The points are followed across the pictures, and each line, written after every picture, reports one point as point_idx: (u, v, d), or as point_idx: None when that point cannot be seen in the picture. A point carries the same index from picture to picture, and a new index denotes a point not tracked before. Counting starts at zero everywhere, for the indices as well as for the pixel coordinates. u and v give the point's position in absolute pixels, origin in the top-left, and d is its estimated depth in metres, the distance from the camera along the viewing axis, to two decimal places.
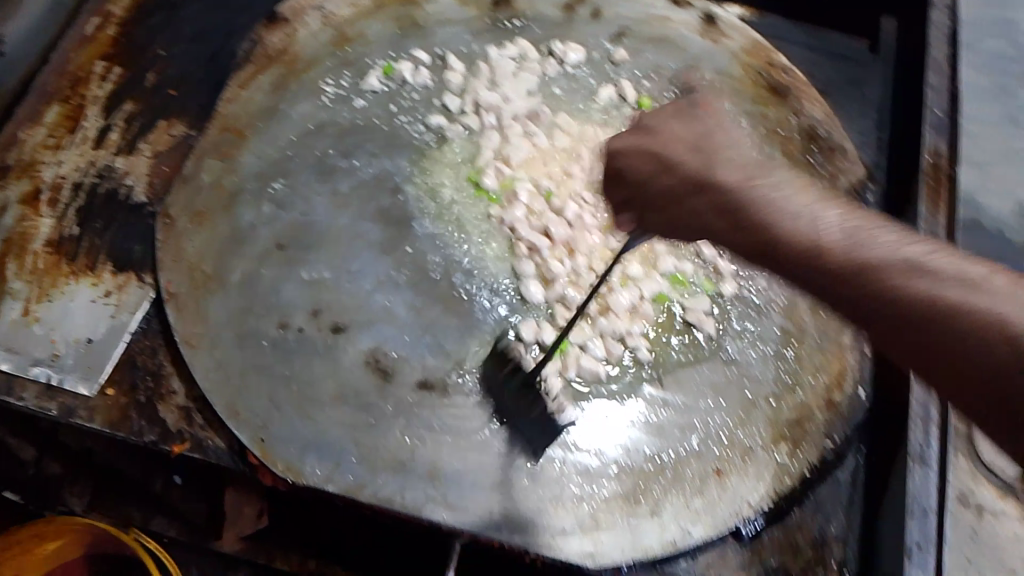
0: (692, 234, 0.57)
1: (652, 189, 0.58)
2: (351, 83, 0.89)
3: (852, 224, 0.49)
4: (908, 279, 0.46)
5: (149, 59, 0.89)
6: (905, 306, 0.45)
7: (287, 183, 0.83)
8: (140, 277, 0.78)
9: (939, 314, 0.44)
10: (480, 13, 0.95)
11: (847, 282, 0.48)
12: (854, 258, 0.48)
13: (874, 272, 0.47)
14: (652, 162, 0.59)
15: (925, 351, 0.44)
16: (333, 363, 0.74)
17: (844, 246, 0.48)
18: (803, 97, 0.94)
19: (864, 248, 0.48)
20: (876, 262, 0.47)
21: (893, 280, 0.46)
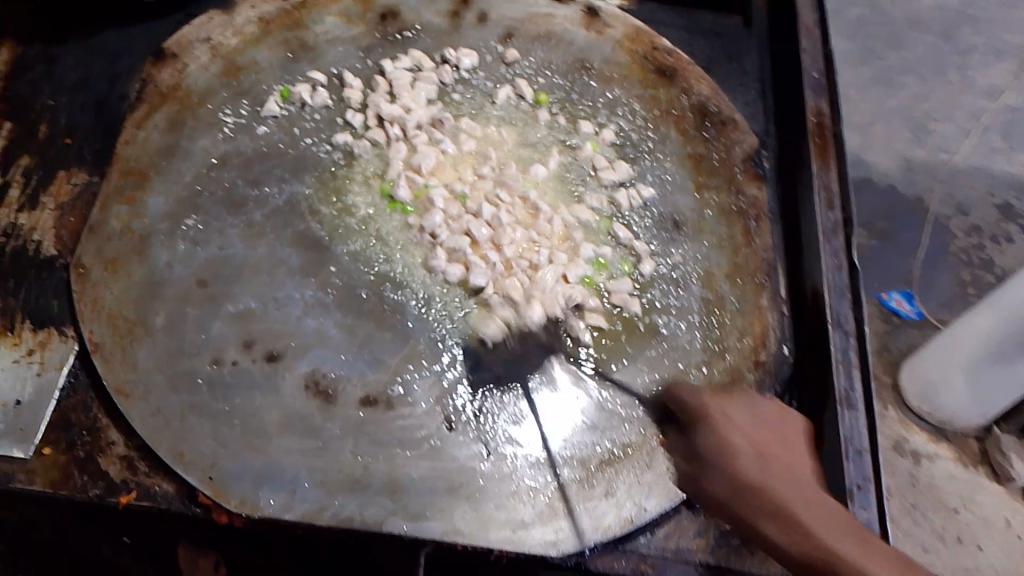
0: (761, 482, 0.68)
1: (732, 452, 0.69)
2: (250, 112, 0.89)
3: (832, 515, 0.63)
4: (838, 565, 0.59)
5: (37, 111, 0.86)
6: None
7: (200, 219, 0.82)
8: (62, 332, 0.75)
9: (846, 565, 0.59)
10: (367, 29, 0.96)
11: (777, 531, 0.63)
12: (820, 538, 0.61)
13: (792, 510, 0.63)
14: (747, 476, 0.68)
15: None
16: (274, 393, 0.74)
17: (817, 536, 0.61)
18: (688, 76, 0.97)
19: (832, 548, 0.60)
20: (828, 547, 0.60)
21: (820, 548, 0.61)
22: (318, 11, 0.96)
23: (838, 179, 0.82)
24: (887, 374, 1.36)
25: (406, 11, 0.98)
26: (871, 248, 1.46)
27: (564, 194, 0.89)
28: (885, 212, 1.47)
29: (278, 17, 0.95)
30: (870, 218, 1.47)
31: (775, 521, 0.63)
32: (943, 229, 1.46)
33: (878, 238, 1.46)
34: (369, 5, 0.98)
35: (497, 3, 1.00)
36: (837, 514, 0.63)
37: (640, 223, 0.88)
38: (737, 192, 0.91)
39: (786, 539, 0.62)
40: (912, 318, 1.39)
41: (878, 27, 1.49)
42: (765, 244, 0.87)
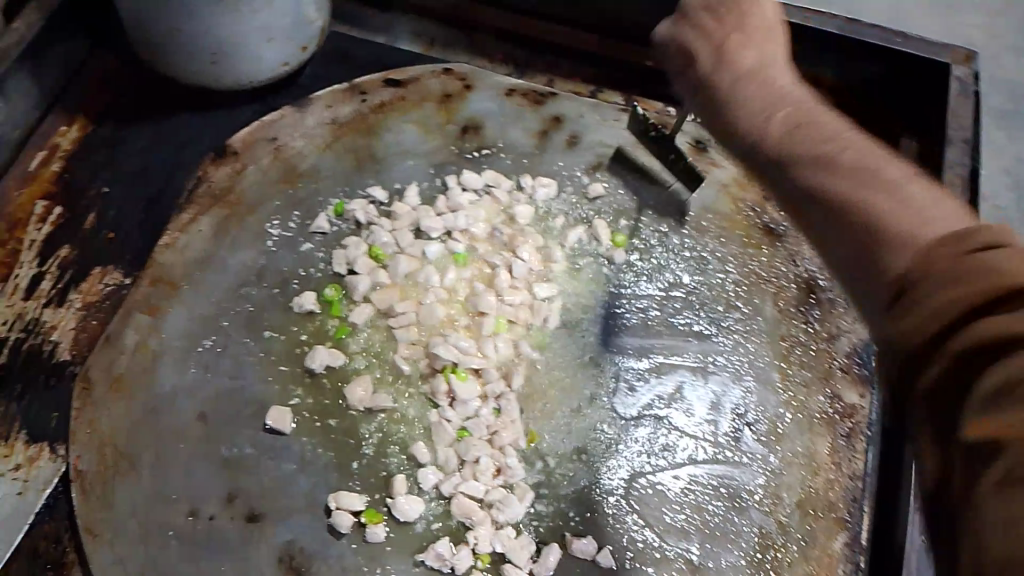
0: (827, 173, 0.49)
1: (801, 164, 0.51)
2: (299, 225, 0.83)
3: (857, 161, 0.49)
4: (894, 255, 0.43)
5: (89, 199, 0.84)
6: (854, 226, 0.46)
7: (217, 342, 0.76)
8: (53, 451, 0.73)
9: (863, 219, 0.46)
10: (444, 142, 0.88)
11: (793, 177, 0.51)
12: (864, 167, 0.48)
13: (824, 189, 0.48)
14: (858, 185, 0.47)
15: (875, 254, 0.44)
16: (245, 562, 0.67)
17: (851, 196, 0.47)
18: (799, 240, 0.84)
19: (879, 266, 0.44)
20: (853, 195, 0.47)
21: (858, 199, 0.47)
22: (395, 117, 0.89)
23: None
24: None
25: (489, 126, 0.89)
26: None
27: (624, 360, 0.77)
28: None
29: (352, 120, 0.88)
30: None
31: (805, 128, 0.53)
32: None
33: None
34: (450, 114, 0.89)
35: (593, 125, 0.90)
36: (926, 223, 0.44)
37: (703, 418, 0.74)
38: (832, 394, 0.76)
39: (813, 150, 0.51)
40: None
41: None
42: (853, 473, 0.72)
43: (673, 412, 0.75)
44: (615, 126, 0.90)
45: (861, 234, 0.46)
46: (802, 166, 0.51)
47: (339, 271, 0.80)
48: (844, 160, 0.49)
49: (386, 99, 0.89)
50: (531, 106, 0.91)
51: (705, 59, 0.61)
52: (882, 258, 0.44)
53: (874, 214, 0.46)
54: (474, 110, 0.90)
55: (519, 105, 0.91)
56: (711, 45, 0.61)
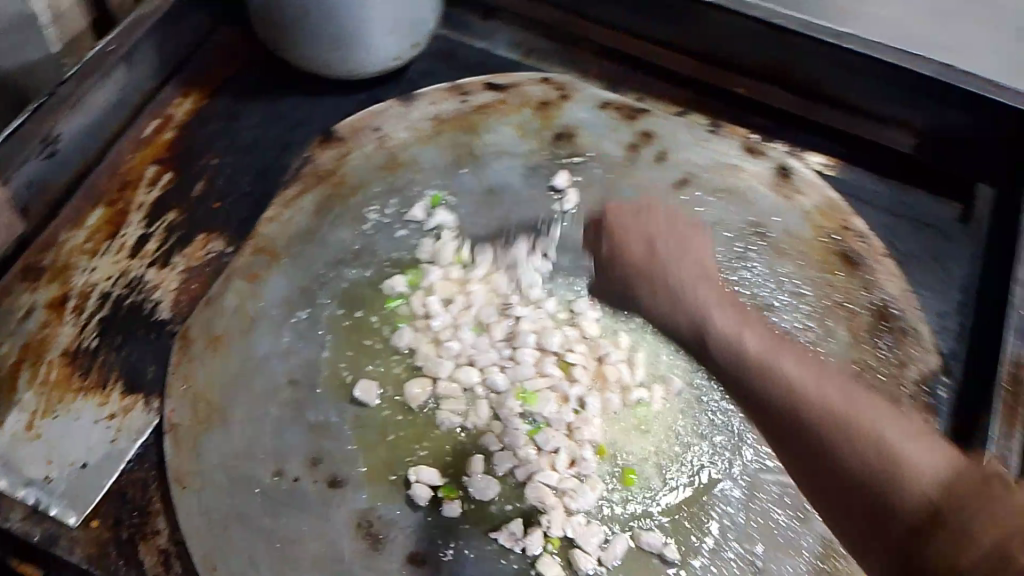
0: (784, 400, 0.57)
1: (772, 403, 0.58)
2: (395, 212, 0.86)
3: (871, 402, 0.55)
4: (902, 490, 0.50)
5: (200, 168, 0.89)
6: (841, 471, 0.53)
7: (312, 314, 0.80)
8: (147, 401, 0.75)
9: (884, 465, 0.51)
10: (539, 146, 0.91)
11: (783, 393, 0.57)
12: (843, 409, 0.54)
13: (841, 411, 0.54)
14: (808, 380, 0.58)
15: (832, 439, 0.54)
16: (325, 523, 0.69)
17: (884, 439, 0.52)
18: (877, 269, 0.85)
19: (855, 450, 0.52)
20: (874, 433, 0.52)
21: (819, 406, 0.55)
22: (494, 119, 0.93)
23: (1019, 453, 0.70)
24: None
25: (583, 134, 0.93)
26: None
27: (700, 369, 0.79)
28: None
29: (454, 118, 0.92)
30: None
31: (828, 385, 0.56)
32: None
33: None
34: (548, 121, 0.93)
35: (684, 143, 0.93)
36: (926, 444, 0.52)
37: None
38: None
39: (807, 380, 0.58)
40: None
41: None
42: None
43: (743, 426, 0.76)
44: (707, 147, 0.93)
45: (841, 441, 0.53)
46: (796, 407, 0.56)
47: (422, 257, 0.84)
48: (824, 408, 0.55)
49: (486, 102, 0.93)
50: (625, 120, 0.94)
51: (611, 260, 0.79)
52: (876, 482, 0.51)
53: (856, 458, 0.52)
54: (571, 119, 0.93)
55: (614, 118, 0.94)
56: (653, 262, 0.77)
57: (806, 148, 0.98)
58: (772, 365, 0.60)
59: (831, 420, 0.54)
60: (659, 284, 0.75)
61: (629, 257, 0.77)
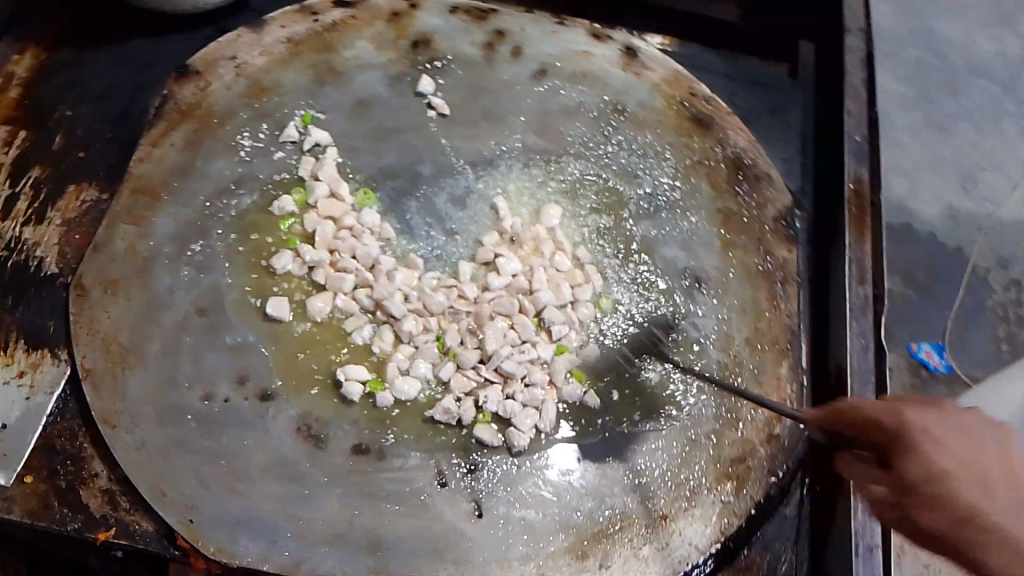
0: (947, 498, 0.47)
1: (931, 467, 0.48)
2: (270, 135, 0.87)
3: (963, 425, 0.49)
4: (996, 544, 0.45)
5: (55, 122, 0.86)
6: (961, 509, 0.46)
7: (206, 245, 0.80)
8: (55, 354, 0.74)
9: (941, 491, 0.47)
10: (398, 56, 0.94)
11: (911, 465, 0.49)
12: (943, 457, 0.48)
13: (900, 428, 0.50)
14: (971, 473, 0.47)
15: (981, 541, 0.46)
16: (265, 433, 0.72)
17: (954, 476, 0.47)
18: (726, 125, 0.93)
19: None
20: (903, 431, 0.50)
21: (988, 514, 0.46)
22: (349, 34, 0.94)
23: (873, 253, 0.79)
24: None
25: (439, 39, 0.95)
26: (909, 300, 1.16)
27: (589, 235, 0.87)
28: (924, 262, 1.19)
29: (308, 39, 0.92)
30: (909, 266, 1.19)
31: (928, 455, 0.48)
32: (986, 287, 1.18)
33: (907, 287, 1.17)
34: (402, 31, 0.95)
35: (534, 37, 0.97)
36: None
37: (659, 280, 0.84)
38: (765, 252, 0.86)
39: (925, 427, 0.49)
40: (942, 371, 1.10)
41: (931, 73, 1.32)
42: (791, 312, 0.83)
43: (633, 281, 0.84)
44: (556, 38, 0.97)
45: (911, 452, 0.49)
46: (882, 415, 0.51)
47: (303, 174, 0.85)
48: (887, 425, 0.51)
49: (338, 19, 0.94)
50: (476, 23, 0.97)
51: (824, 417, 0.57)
52: None
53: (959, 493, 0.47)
54: (424, 26, 0.96)
55: (465, 22, 0.97)
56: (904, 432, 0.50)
57: (646, 31, 1.06)
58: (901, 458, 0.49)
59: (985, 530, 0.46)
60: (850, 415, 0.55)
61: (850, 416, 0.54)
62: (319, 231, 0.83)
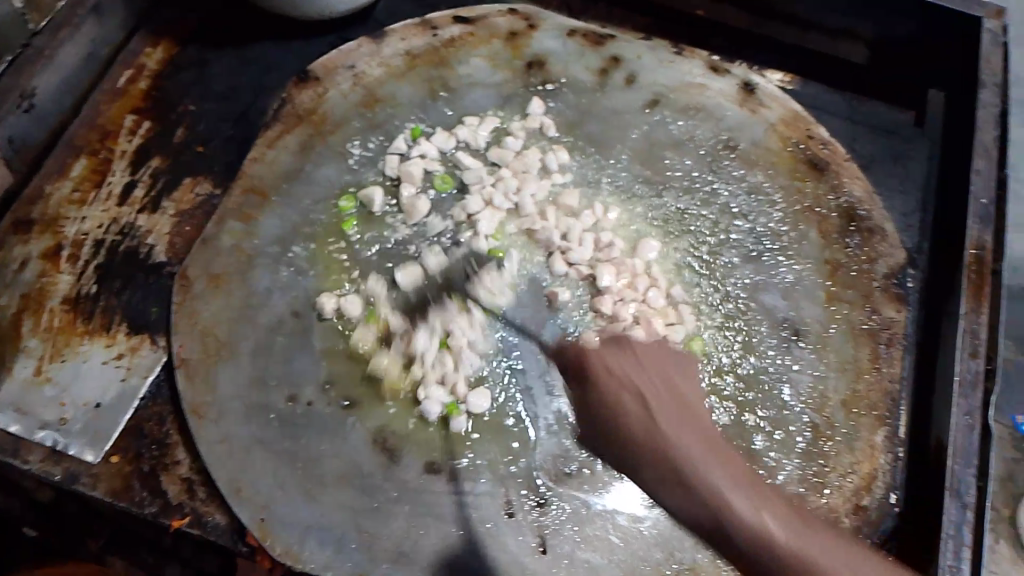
0: (696, 505, 0.55)
1: (663, 465, 0.55)
2: (378, 147, 0.88)
3: (710, 439, 0.57)
4: (730, 517, 0.54)
5: (178, 114, 0.89)
6: (704, 486, 0.54)
7: (307, 248, 0.81)
8: (154, 340, 0.77)
9: (708, 490, 0.54)
10: (512, 76, 0.94)
11: (643, 442, 0.56)
12: (691, 473, 0.55)
13: (666, 443, 0.55)
14: (707, 512, 0.54)
15: (723, 505, 0.54)
16: (342, 442, 0.73)
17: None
18: (842, 173, 0.89)
19: (726, 500, 0.54)
20: (672, 450, 0.55)
21: (708, 492, 0.54)
22: (465, 51, 0.94)
23: (988, 325, 0.74)
24: (1009, 507, 1.03)
25: (554, 63, 0.95)
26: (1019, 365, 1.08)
27: (685, 273, 0.84)
28: None
29: (425, 53, 0.93)
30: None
31: (675, 486, 0.55)
32: None
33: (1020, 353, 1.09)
34: (518, 51, 0.95)
35: (650, 66, 0.95)
36: (749, 479, 0.56)
37: (757, 327, 0.82)
38: (872, 310, 0.83)
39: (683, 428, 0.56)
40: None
41: None
42: (892, 377, 0.80)
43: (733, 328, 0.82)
44: (671, 68, 0.95)
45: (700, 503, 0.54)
46: (639, 438, 0.56)
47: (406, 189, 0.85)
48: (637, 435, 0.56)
49: (457, 35, 0.95)
50: (592, 47, 0.96)
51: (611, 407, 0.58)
52: (790, 572, 0.53)
53: None
54: (540, 48, 0.95)
55: (581, 45, 0.96)
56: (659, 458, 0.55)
57: (766, 66, 1.02)
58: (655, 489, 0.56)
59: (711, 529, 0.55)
60: (607, 397, 0.58)
61: (626, 446, 0.57)
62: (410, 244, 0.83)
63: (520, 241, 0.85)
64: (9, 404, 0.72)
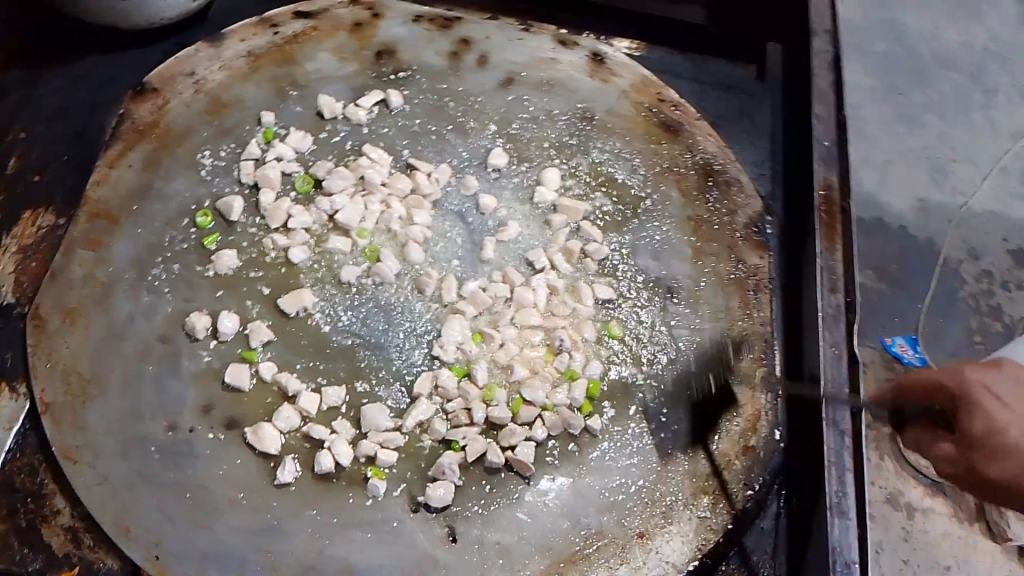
0: (1013, 455, 0.58)
1: (962, 433, 0.61)
2: (231, 154, 0.85)
3: (958, 368, 0.64)
4: (995, 456, 0.59)
5: (8, 144, 0.83)
6: (999, 447, 0.59)
7: (170, 268, 0.78)
8: (12, 388, 0.72)
9: (990, 446, 0.59)
10: (362, 68, 0.92)
11: (976, 427, 0.60)
12: (967, 425, 0.61)
13: (958, 386, 0.62)
14: (988, 416, 0.60)
15: (971, 448, 0.60)
16: (229, 465, 0.70)
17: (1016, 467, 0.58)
18: (696, 131, 0.92)
19: (994, 449, 0.59)
20: (992, 433, 0.59)
21: (1020, 466, 0.58)
22: (311, 46, 0.92)
23: (843, 260, 0.78)
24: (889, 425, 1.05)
25: (404, 50, 0.94)
26: (881, 293, 1.11)
27: (551, 244, 0.85)
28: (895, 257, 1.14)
29: (269, 52, 0.90)
30: (881, 260, 1.14)
31: (969, 413, 0.61)
32: (954, 273, 1.14)
33: (880, 283, 1.12)
34: (365, 41, 0.93)
35: (501, 45, 0.95)
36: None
37: (635, 297, 0.83)
38: (737, 259, 0.86)
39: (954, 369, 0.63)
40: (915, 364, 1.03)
41: (899, 64, 1.31)
42: (763, 319, 0.82)
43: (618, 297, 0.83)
44: (521, 44, 0.96)
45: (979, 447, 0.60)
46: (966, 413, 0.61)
47: (267, 198, 0.83)
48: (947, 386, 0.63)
49: (298, 31, 0.92)
50: (439, 31, 0.95)
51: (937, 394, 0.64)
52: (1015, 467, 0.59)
53: (986, 467, 0.60)
54: (387, 36, 0.94)
55: (428, 30, 0.95)
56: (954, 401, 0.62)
57: (614, 35, 1.04)
58: (976, 466, 0.60)
59: (986, 480, 0.60)
60: (943, 381, 0.64)
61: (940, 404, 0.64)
62: (278, 249, 0.81)
63: (388, 234, 0.84)
64: None
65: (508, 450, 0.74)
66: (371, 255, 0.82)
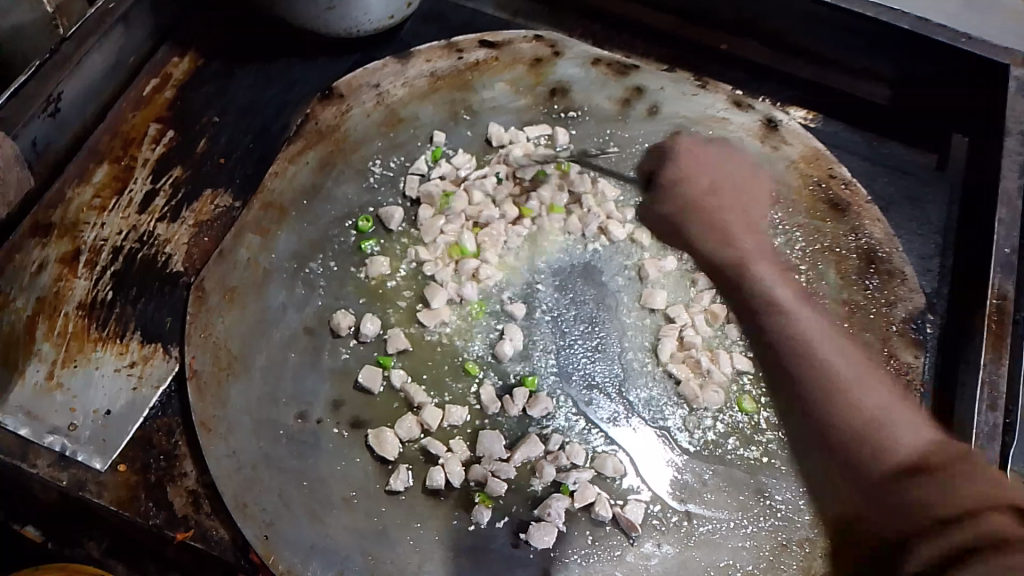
0: (921, 445, 0.62)
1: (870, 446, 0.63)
2: (399, 167, 0.89)
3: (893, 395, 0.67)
4: (919, 483, 0.58)
5: (202, 126, 0.90)
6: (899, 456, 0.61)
7: (324, 265, 0.82)
8: (167, 351, 0.77)
9: (921, 469, 0.59)
10: (533, 103, 0.94)
11: (862, 417, 0.65)
12: (884, 424, 0.64)
13: (849, 387, 0.68)
14: (882, 409, 0.65)
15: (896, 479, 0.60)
16: (347, 463, 0.72)
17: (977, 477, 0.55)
18: (862, 215, 0.89)
19: (918, 454, 0.61)
20: (901, 443, 0.62)
21: (951, 462, 0.58)
22: (488, 76, 0.94)
23: (1007, 377, 0.74)
24: None
25: (576, 90, 0.95)
26: None
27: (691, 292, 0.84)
28: None
29: (448, 75, 0.94)
30: None
31: (882, 425, 0.63)
32: None
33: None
34: (540, 77, 0.95)
35: (672, 98, 0.95)
36: (943, 446, 0.61)
37: None
38: (889, 353, 0.82)
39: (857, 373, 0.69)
40: None
41: None
42: None
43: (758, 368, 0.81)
44: (693, 101, 0.95)
45: (867, 456, 0.63)
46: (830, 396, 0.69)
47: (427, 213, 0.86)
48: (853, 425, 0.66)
49: (480, 59, 0.95)
50: (614, 76, 0.95)
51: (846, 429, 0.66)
52: (930, 492, 0.56)
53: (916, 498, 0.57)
54: (562, 75, 0.95)
55: (603, 74, 0.96)
56: (870, 418, 0.64)
57: (788, 103, 1.01)
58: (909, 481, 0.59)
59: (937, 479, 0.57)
60: (847, 394, 0.67)
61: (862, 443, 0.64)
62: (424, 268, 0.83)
63: (534, 265, 0.84)
64: (19, 408, 0.72)
65: (619, 506, 0.73)
66: (513, 284, 0.83)
